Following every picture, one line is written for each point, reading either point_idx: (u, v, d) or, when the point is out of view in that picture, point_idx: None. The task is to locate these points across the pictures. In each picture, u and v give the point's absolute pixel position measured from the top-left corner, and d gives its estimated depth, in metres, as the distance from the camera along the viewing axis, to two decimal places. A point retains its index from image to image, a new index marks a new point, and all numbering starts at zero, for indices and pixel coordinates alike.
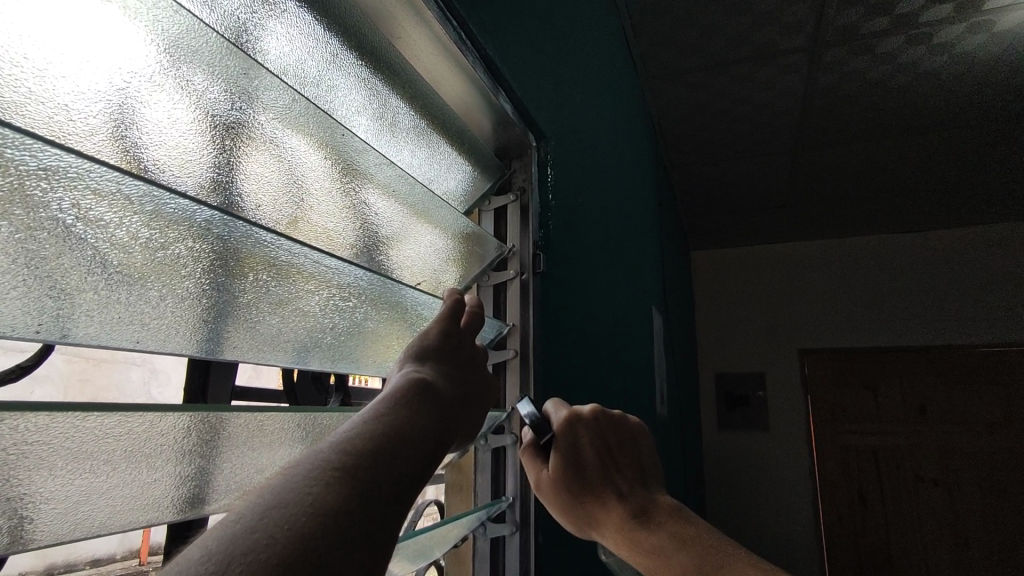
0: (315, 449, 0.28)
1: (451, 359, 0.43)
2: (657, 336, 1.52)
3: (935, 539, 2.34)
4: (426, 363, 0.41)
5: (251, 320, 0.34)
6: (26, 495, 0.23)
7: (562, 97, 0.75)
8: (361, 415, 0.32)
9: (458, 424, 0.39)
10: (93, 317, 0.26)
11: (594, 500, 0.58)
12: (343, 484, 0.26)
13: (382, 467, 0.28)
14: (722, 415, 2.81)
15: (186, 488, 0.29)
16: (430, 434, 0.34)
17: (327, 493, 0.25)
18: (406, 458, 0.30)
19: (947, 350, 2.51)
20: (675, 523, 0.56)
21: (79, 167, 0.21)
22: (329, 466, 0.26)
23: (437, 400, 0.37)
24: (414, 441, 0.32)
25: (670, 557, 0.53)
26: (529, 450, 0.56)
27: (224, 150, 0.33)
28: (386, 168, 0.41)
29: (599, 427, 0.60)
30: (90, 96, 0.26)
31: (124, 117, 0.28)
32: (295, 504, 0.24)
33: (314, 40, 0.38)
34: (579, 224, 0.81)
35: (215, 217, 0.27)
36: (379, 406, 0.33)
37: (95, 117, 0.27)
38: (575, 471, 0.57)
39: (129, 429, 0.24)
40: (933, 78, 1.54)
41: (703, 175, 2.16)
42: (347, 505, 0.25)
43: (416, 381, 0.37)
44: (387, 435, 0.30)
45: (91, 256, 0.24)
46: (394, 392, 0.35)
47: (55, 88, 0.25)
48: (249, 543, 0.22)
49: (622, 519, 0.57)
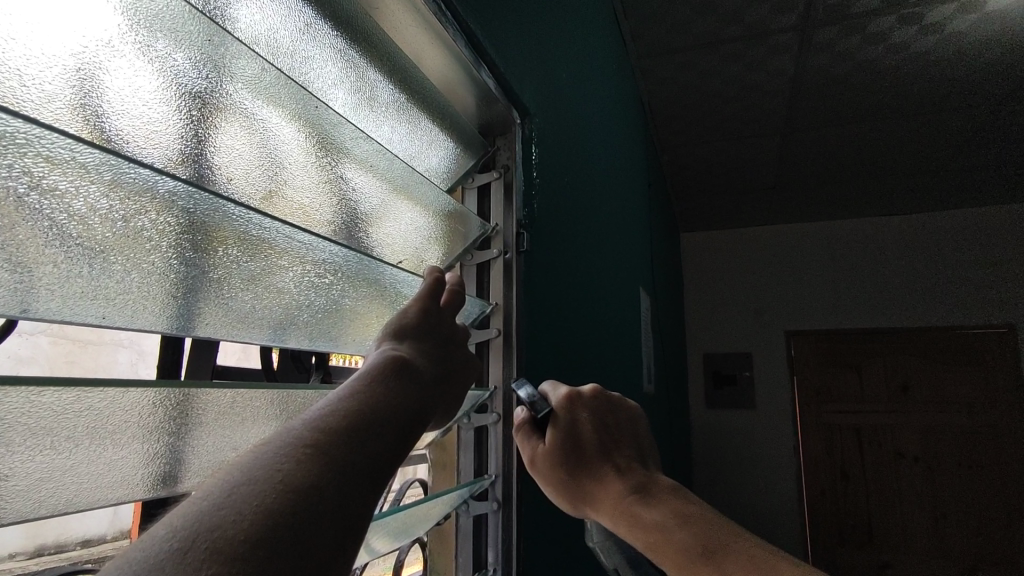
0: (288, 427, 0.27)
1: (432, 336, 0.43)
2: (646, 316, 1.53)
3: (914, 513, 2.41)
4: (407, 341, 0.41)
5: (223, 297, 0.33)
6: None
7: (548, 74, 0.74)
8: (335, 393, 0.31)
9: (435, 405, 0.38)
10: (54, 293, 0.25)
11: (591, 476, 0.57)
12: (315, 460, 0.25)
13: (357, 446, 0.28)
14: (709, 394, 2.85)
15: (156, 466, 0.29)
16: (405, 411, 0.33)
17: (299, 470, 0.25)
18: (381, 439, 0.30)
19: (930, 331, 2.55)
20: (675, 501, 0.54)
21: (28, 132, 0.20)
22: (301, 444, 0.26)
23: (415, 379, 0.37)
24: (390, 417, 0.31)
25: (670, 535, 0.51)
26: (525, 426, 0.56)
27: (192, 121, 0.32)
28: (364, 142, 0.40)
29: (600, 407, 0.60)
30: (45, 61, 0.25)
31: (85, 84, 0.27)
32: (264, 481, 0.24)
33: (286, 8, 0.37)
34: (566, 205, 0.81)
35: (179, 187, 0.26)
36: (353, 384, 0.33)
37: (51, 83, 0.26)
38: (573, 445, 0.58)
39: (89, 405, 0.23)
40: (922, 58, 1.54)
41: (693, 155, 2.15)
42: (321, 481, 0.25)
43: (395, 358, 0.37)
44: (359, 411, 0.30)
45: (48, 226, 0.24)
46: (371, 371, 0.35)
47: (7, 50, 0.24)
48: (215, 519, 0.21)
49: (619, 494, 0.55)
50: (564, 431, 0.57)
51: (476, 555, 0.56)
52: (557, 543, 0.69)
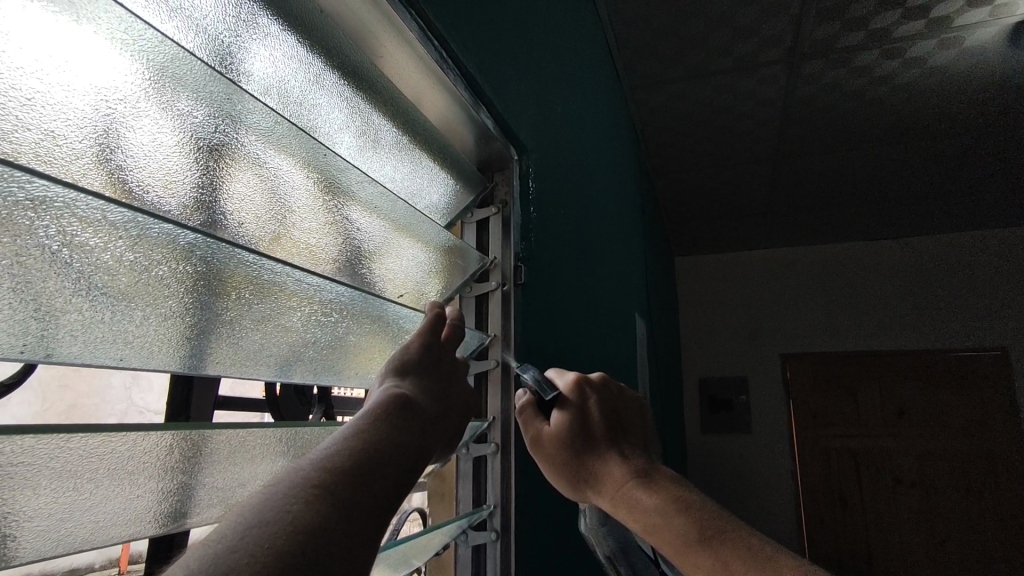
0: (297, 467, 0.28)
1: (431, 370, 0.44)
2: (641, 341, 1.54)
3: (914, 540, 2.39)
4: (409, 378, 0.42)
5: (233, 336, 0.34)
6: (9, 514, 0.23)
7: (545, 112, 0.77)
8: (340, 432, 0.32)
9: (435, 439, 0.39)
10: (77, 337, 0.27)
11: (595, 459, 0.55)
12: (323, 502, 0.26)
13: (362, 482, 0.29)
14: (705, 418, 2.84)
15: (167, 503, 0.30)
16: (407, 446, 0.34)
17: (308, 511, 0.26)
18: (382, 474, 0.31)
19: (924, 355, 2.57)
20: (678, 489, 0.51)
21: (66, 197, 0.22)
22: (311, 484, 0.27)
23: (416, 414, 0.38)
24: (396, 457, 0.33)
25: (669, 519, 0.48)
26: (529, 409, 0.57)
27: (207, 172, 0.34)
28: (369, 186, 0.42)
29: (609, 394, 0.59)
30: (76, 123, 0.27)
31: (109, 141, 0.29)
32: (275, 523, 0.25)
33: (297, 61, 0.39)
34: (562, 237, 0.83)
35: (198, 240, 0.28)
36: (361, 421, 0.34)
37: (80, 142, 0.28)
38: (578, 428, 0.56)
39: (110, 449, 0.25)
40: (906, 90, 1.59)
41: (686, 183, 2.19)
42: (327, 521, 0.26)
43: (397, 396, 0.38)
44: (361, 446, 0.32)
45: (76, 278, 0.25)
46: (376, 406, 0.36)
47: (42, 115, 0.26)
48: (227, 563, 0.22)
49: (622, 478, 0.53)
50: (572, 415, 0.56)
51: None
52: (554, 567, 0.70)
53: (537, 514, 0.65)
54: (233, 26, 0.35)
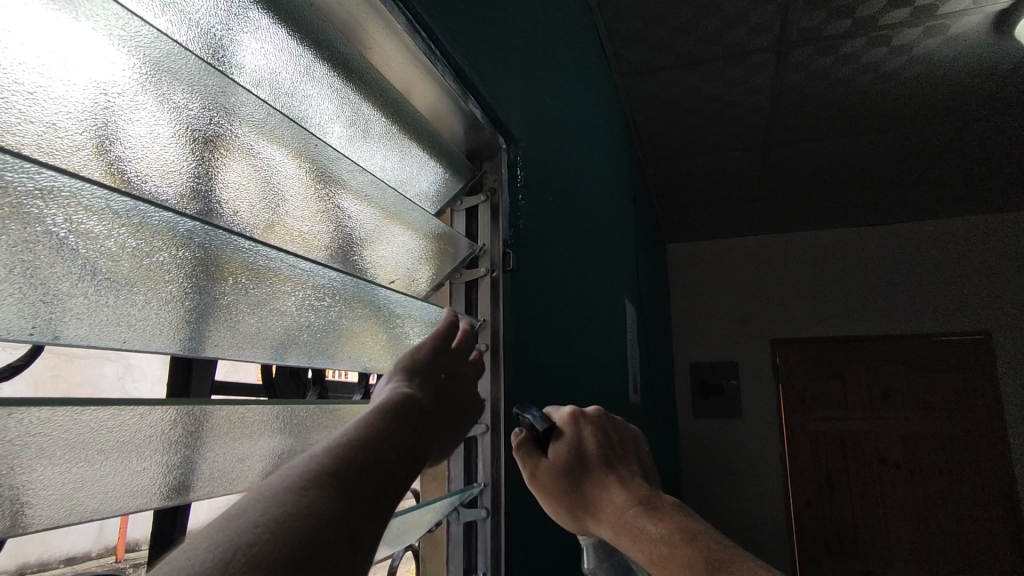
0: (309, 456, 0.31)
1: (434, 377, 0.46)
2: (631, 328, 1.56)
3: (898, 521, 2.45)
4: (413, 378, 0.45)
5: (231, 319, 0.36)
6: (28, 483, 0.25)
7: (534, 101, 0.78)
8: (345, 428, 0.35)
9: (434, 433, 0.42)
10: (82, 321, 0.28)
11: (595, 486, 0.56)
12: (333, 488, 0.29)
13: (370, 470, 0.32)
14: (696, 403, 2.88)
15: (172, 477, 0.32)
16: (411, 440, 0.37)
17: (321, 495, 0.28)
18: (382, 473, 0.32)
19: (911, 340, 2.61)
20: (681, 516, 0.53)
21: (71, 187, 0.24)
22: (323, 471, 0.30)
23: (415, 414, 0.40)
24: (397, 456, 0.35)
25: (676, 549, 0.50)
26: (526, 445, 0.59)
27: (203, 162, 0.35)
28: (359, 174, 0.44)
29: (604, 425, 0.61)
30: (77, 116, 0.28)
31: (109, 133, 0.30)
32: (292, 505, 0.27)
33: (287, 54, 0.41)
34: (551, 225, 0.85)
35: (196, 227, 0.29)
36: (369, 416, 0.37)
37: (81, 134, 0.29)
38: (576, 457, 0.58)
39: (119, 423, 0.27)
40: (893, 77, 1.60)
41: (677, 169, 2.20)
42: (335, 506, 0.28)
43: (404, 395, 0.41)
44: (367, 439, 0.34)
45: (81, 264, 0.27)
46: (385, 404, 0.39)
47: (45, 109, 0.27)
48: (252, 536, 0.25)
49: (623, 505, 0.54)
50: (569, 446, 0.58)
51: (466, 559, 0.59)
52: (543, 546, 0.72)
53: (527, 498, 0.68)
54: (224, 20, 0.36)
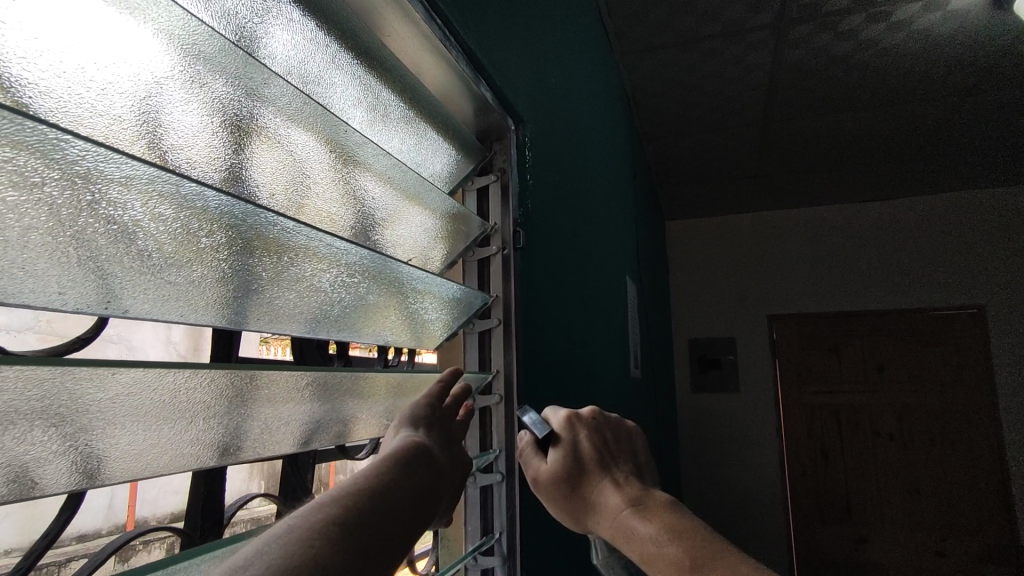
0: (319, 507, 0.35)
1: (438, 430, 0.50)
2: (632, 304, 1.60)
3: (890, 490, 2.52)
4: (420, 429, 0.49)
5: (270, 294, 0.39)
6: (107, 445, 0.28)
7: (540, 82, 0.80)
8: (352, 480, 0.39)
9: (438, 483, 0.46)
10: (144, 295, 0.31)
11: (591, 488, 0.60)
12: (340, 540, 0.33)
13: (372, 527, 0.36)
14: (695, 378, 2.93)
15: (224, 439, 0.35)
16: (415, 497, 0.42)
17: (327, 547, 0.32)
18: (385, 527, 0.37)
19: (906, 314, 2.66)
20: (670, 514, 0.56)
21: (151, 177, 0.27)
22: (331, 523, 0.34)
23: (423, 464, 0.45)
24: (399, 509, 0.39)
25: (662, 548, 0.52)
26: (527, 448, 0.62)
27: (239, 148, 0.38)
28: (382, 158, 0.46)
29: (599, 426, 0.64)
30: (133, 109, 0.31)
31: (158, 124, 0.33)
32: (300, 555, 0.31)
33: (315, 44, 0.43)
34: (557, 205, 0.87)
35: (248, 215, 0.32)
36: (379, 467, 0.41)
37: (135, 125, 0.32)
38: (573, 462, 0.60)
39: (189, 390, 0.30)
40: (891, 53, 1.61)
41: (677, 147, 2.21)
42: (341, 559, 0.32)
43: (413, 445, 0.46)
44: (373, 490, 0.39)
45: (149, 246, 0.30)
46: (394, 454, 0.44)
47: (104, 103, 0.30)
48: None
49: (617, 506, 0.57)
50: (566, 450, 0.60)
51: (483, 520, 0.63)
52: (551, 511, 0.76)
53: None
54: (258, 13, 0.38)
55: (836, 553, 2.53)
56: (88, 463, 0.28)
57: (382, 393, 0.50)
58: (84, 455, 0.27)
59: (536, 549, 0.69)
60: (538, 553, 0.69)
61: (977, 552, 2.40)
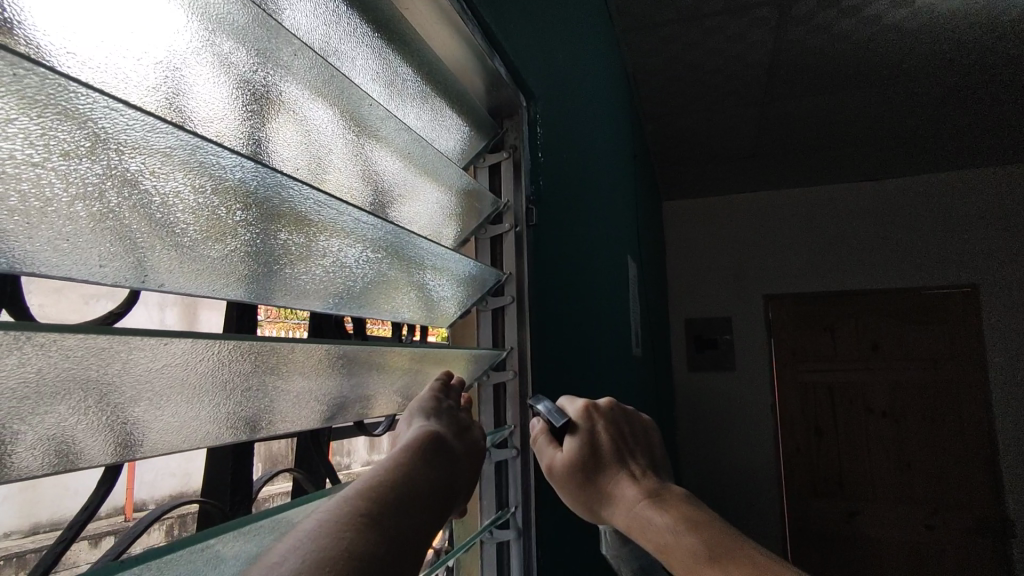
0: (344, 498, 0.35)
1: (451, 418, 0.51)
2: (633, 283, 1.61)
3: (883, 465, 2.57)
4: (432, 418, 0.50)
5: (293, 273, 0.39)
6: (143, 421, 0.28)
7: (548, 57, 0.79)
8: (373, 472, 0.40)
9: (455, 470, 0.47)
10: (175, 272, 0.31)
11: (607, 479, 0.60)
12: (368, 530, 0.33)
13: (398, 518, 0.36)
14: (692, 357, 2.96)
15: (250, 415, 0.35)
16: (434, 485, 0.42)
17: (358, 538, 0.32)
18: (410, 516, 0.37)
19: (901, 292, 2.68)
20: (686, 507, 0.56)
21: (191, 149, 0.27)
22: (357, 514, 0.34)
23: (440, 452, 0.45)
24: (420, 498, 0.40)
25: (679, 539, 0.53)
26: (541, 437, 0.61)
27: (258, 120, 0.37)
28: (402, 132, 0.46)
29: (616, 418, 0.65)
30: (154, 78, 0.30)
31: (177, 94, 0.32)
32: (333, 548, 0.31)
33: (335, 16, 0.42)
34: (565, 182, 0.86)
35: (277, 189, 0.32)
36: (397, 459, 0.42)
37: (155, 93, 0.31)
38: (590, 452, 0.60)
39: (223, 363, 0.30)
40: (894, 30, 1.60)
41: (675, 126, 2.21)
42: (373, 548, 0.33)
43: (428, 434, 0.46)
44: (394, 482, 0.39)
45: (182, 219, 0.29)
46: (412, 445, 0.44)
47: (129, 71, 0.29)
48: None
49: (634, 497, 0.58)
50: (583, 440, 0.60)
51: (497, 494, 0.64)
52: None
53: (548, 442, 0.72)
54: None
55: (829, 526, 2.59)
56: (126, 437, 0.28)
57: (401, 369, 0.50)
58: (123, 429, 0.27)
59: (550, 523, 0.70)
60: (552, 526, 0.71)
61: (965, 524, 2.47)
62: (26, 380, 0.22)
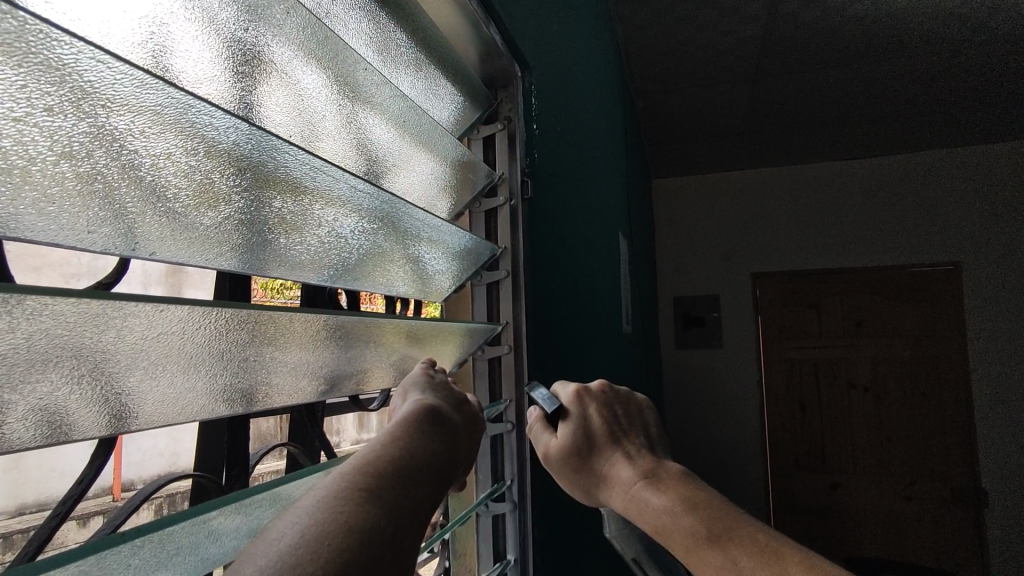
0: (342, 472, 0.35)
1: (445, 393, 0.50)
2: (625, 260, 1.61)
3: (864, 439, 2.63)
4: (427, 392, 0.50)
5: (285, 244, 0.37)
6: (135, 393, 0.27)
7: (543, 27, 0.77)
8: (369, 447, 0.39)
9: (454, 443, 0.46)
10: (167, 240, 0.30)
11: (603, 462, 0.60)
12: (368, 502, 0.33)
13: (398, 491, 0.36)
14: (679, 334, 2.99)
15: (244, 390, 0.34)
16: (433, 459, 0.42)
17: (358, 512, 0.32)
18: (410, 489, 0.37)
19: (886, 270, 2.72)
20: (683, 486, 0.56)
21: (184, 108, 0.26)
22: (356, 488, 0.34)
23: (438, 426, 0.45)
24: (420, 471, 0.39)
25: (678, 519, 0.53)
26: (537, 425, 0.61)
27: (247, 80, 0.35)
28: (396, 100, 0.44)
29: (608, 399, 0.64)
30: (139, 33, 0.29)
31: (162, 50, 0.31)
32: (333, 522, 0.30)
33: None
34: (559, 157, 0.86)
35: (270, 155, 0.31)
36: (394, 434, 0.42)
37: (140, 47, 0.30)
38: (584, 436, 0.60)
39: (217, 333, 0.29)
40: (886, 6, 1.59)
41: (665, 102, 2.19)
42: (374, 521, 0.32)
43: (425, 409, 0.46)
44: (392, 457, 0.39)
45: (174, 183, 0.28)
46: (409, 421, 0.44)
47: (112, 25, 0.28)
48: (301, 555, 0.28)
49: (630, 479, 0.57)
50: (576, 425, 0.60)
51: (493, 466, 0.65)
52: None
53: None
54: None
55: (811, 498, 2.65)
56: (117, 410, 0.27)
57: (396, 344, 0.49)
58: (114, 402, 0.26)
59: (545, 499, 0.71)
60: (546, 501, 0.71)
61: (942, 495, 2.54)
62: (15, 346, 0.21)
